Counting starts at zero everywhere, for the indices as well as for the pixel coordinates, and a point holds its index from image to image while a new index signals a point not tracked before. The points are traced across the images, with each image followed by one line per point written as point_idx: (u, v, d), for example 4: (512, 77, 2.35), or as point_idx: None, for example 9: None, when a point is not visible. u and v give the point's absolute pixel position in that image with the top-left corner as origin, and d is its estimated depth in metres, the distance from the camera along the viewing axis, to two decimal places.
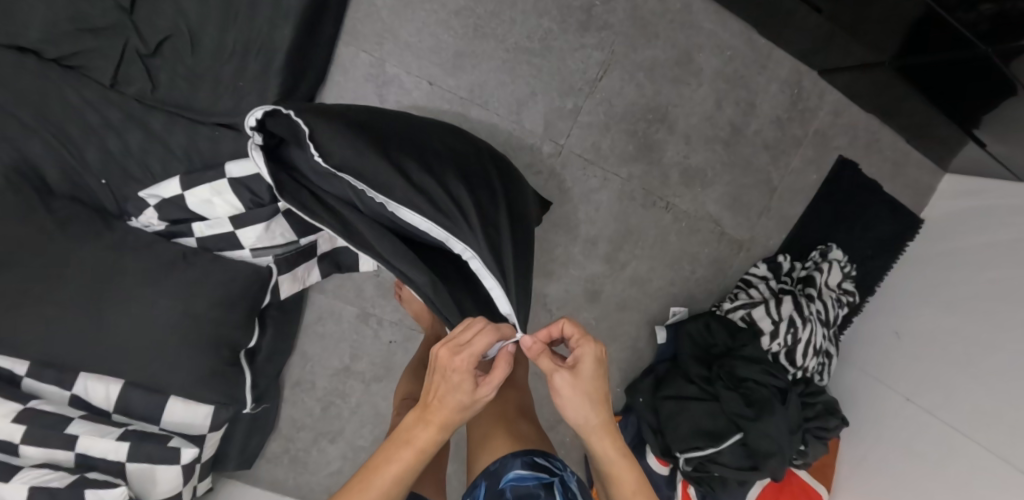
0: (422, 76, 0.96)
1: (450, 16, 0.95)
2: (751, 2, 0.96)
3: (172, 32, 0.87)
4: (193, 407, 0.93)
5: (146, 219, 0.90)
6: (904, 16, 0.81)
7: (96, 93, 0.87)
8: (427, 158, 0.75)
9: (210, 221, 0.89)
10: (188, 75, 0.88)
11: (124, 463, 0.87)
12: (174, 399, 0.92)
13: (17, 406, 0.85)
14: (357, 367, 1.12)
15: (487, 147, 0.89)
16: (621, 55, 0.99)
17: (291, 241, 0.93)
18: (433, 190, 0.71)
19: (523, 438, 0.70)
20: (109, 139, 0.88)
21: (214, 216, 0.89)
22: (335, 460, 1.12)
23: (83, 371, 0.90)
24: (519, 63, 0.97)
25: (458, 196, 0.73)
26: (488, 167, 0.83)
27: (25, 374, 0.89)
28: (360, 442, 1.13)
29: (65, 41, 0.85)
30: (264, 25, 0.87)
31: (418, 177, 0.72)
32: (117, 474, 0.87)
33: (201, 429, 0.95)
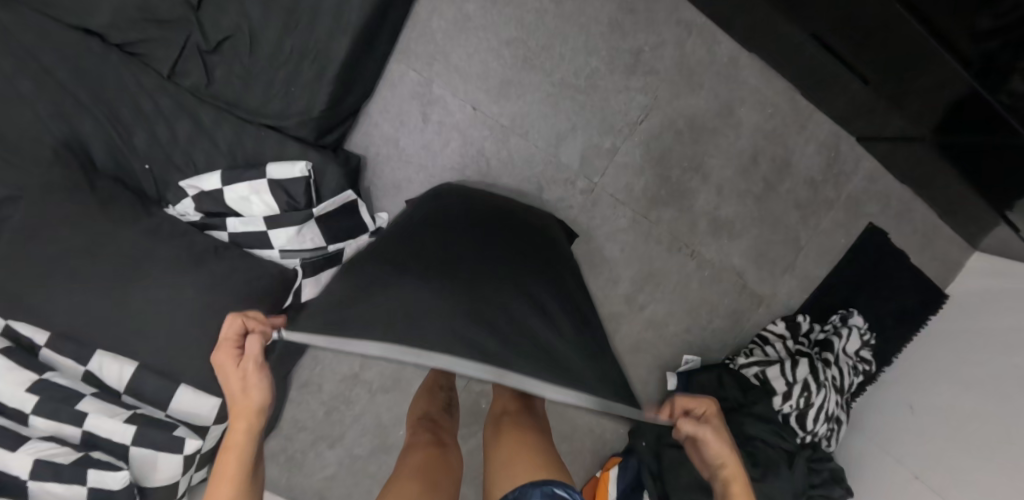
0: (467, 100, 0.98)
1: (501, 45, 0.97)
2: (799, 66, 0.97)
3: (234, 32, 0.87)
4: (201, 398, 0.90)
5: (181, 209, 0.92)
6: (948, 91, 0.79)
7: (153, 82, 0.90)
8: (448, 268, 0.59)
9: (243, 218, 0.92)
10: (242, 74, 0.89)
11: (127, 446, 0.88)
12: (183, 388, 0.89)
13: (34, 376, 0.87)
14: (365, 376, 1.12)
15: (531, 237, 0.77)
16: (664, 101, 1.00)
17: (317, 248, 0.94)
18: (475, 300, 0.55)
19: (544, 463, 0.69)
20: (159, 127, 0.91)
21: (248, 214, 0.91)
22: (330, 467, 1.13)
23: (100, 347, 0.88)
24: (564, 98, 0.99)
25: (504, 302, 0.57)
26: (522, 253, 0.70)
27: (43, 344, 0.90)
28: (357, 452, 1.13)
29: (130, 28, 0.88)
30: (322, 35, 0.87)
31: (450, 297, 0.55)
32: (119, 457, 0.87)
33: (206, 422, 0.93)
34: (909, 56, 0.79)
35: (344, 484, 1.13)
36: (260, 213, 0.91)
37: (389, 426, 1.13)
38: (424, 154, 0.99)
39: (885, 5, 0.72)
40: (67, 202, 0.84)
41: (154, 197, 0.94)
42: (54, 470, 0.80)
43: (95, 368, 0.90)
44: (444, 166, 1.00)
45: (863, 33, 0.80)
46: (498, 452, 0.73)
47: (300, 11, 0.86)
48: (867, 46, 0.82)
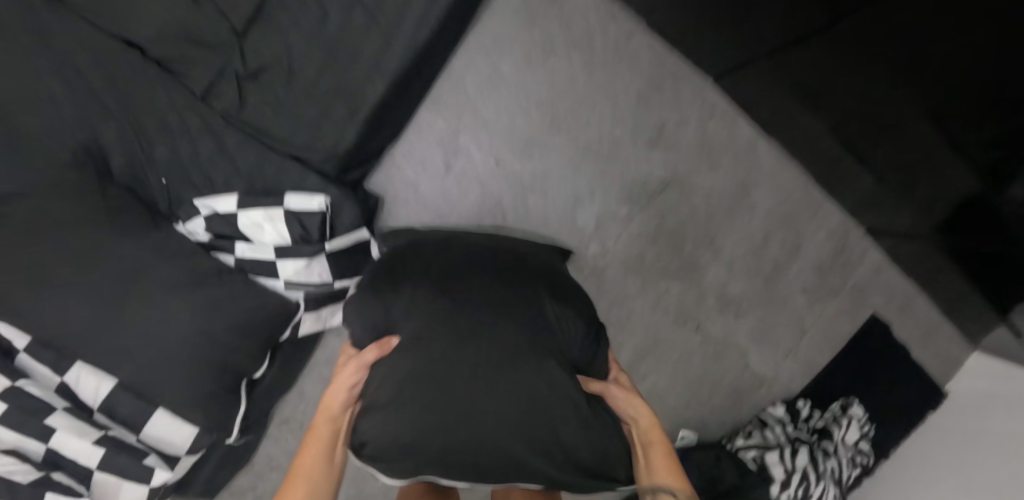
0: (491, 154, 1.00)
1: (530, 105, 1.00)
2: (813, 156, 1.00)
3: (273, 62, 0.88)
4: (178, 424, 0.88)
5: (190, 228, 0.91)
6: (954, 191, 0.80)
7: (184, 100, 0.90)
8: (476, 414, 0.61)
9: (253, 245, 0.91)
10: (276, 104, 0.90)
11: (93, 470, 0.83)
12: (162, 411, 0.87)
13: (4, 382, 0.82)
14: None
15: (514, 267, 0.75)
16: (682, 175, 1.03)
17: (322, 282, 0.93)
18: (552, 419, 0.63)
19: None
20: (180, 144, 0.91)
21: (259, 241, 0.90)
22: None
23: (77, 359, 0.87)
24: (585, 162, 1.01)
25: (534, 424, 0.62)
26: (519, 299, 0.70)
27: (22, 349, 0.86)
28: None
29: (171, 46, 0.89)
30: (359, 76, 0.89)
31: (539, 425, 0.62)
32: (83, 481, 0.83)
33: (178, 452, 0.89)
34: (920, 154, 0.80)
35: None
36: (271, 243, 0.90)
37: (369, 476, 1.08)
38: (442, 200, 1.00)
39: (898, 105, 0.74)
40: (77, 208, 0.83)
41: (165, 212, 0.92)
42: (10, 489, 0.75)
43: (71, 380, 0.87)
44: (461, 213, 1.00)
45: (875, 127, 0.82)
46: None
47: (342, 52, 0.88)
48: (881, 143, 0.84)
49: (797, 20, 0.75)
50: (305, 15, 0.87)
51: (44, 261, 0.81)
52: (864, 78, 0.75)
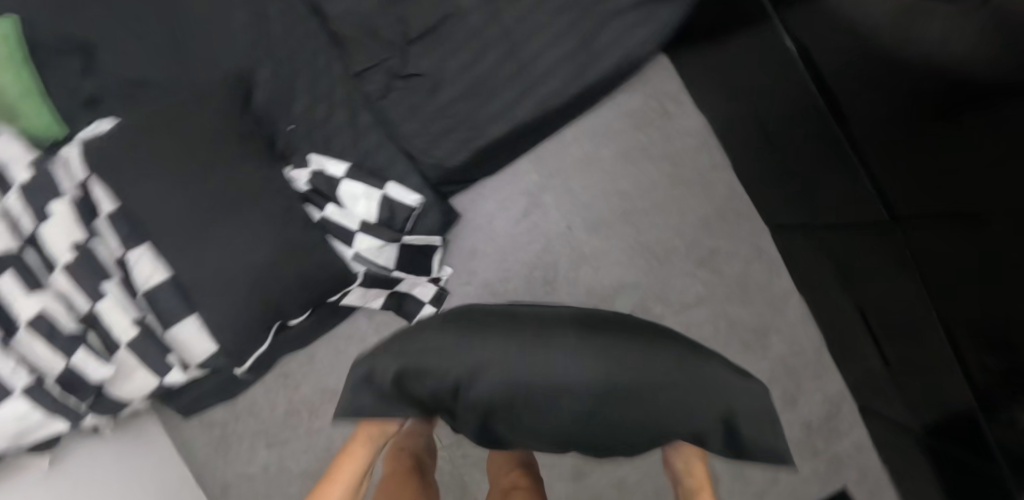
0: (565, 219, 1.08)
1: (614, 190, 1.08)
2: (834, 325, 1.05)
3: (425, 74, 1.01)
4: (202, 338, 0.94)
5: (297, 173, 0.99)
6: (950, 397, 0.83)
7: (341, 72, 1.02)
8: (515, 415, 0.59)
9: (341, 207, 0.98)
10: (412, 105, 1.01)
11: (120, 345, 0.87)
12: (194, 319, 0.93)
13: (78, 239, 0.89)
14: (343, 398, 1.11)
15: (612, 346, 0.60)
16: (720, 301, 1.09)
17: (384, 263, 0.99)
18: (702, 371, 0.58)
19: None
20: (318, 105, 1.02)
21: (345, 207, 0.97)
22: (259, 463, 1.12)
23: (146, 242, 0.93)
24: (639, 256, 1.08)
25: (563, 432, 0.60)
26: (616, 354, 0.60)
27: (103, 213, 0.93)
28: (289, 467, 1.12)
29: (350, 29, 1.02)
30: (489, 111, 1.00)
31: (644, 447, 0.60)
32: (105, 351, 0.86)
33: (191, 361, 0.96)
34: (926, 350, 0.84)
35: (259, 488, 1.12)
36: (358, 212, 0.98)
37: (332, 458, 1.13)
38: (508, 241, 1.08)
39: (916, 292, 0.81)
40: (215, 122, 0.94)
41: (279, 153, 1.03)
42: (50, 330, 0.79)
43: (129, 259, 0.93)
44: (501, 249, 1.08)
45: (892, 313, 0.88)
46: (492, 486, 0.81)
47: (484, 87, 1.00)
48: (890, 328, 0.90)
49: (857, 203, 0.85)
50: (469, 50, 1.01)
51: (167, 153, 0.91)
52: (888, 259, 0.84)
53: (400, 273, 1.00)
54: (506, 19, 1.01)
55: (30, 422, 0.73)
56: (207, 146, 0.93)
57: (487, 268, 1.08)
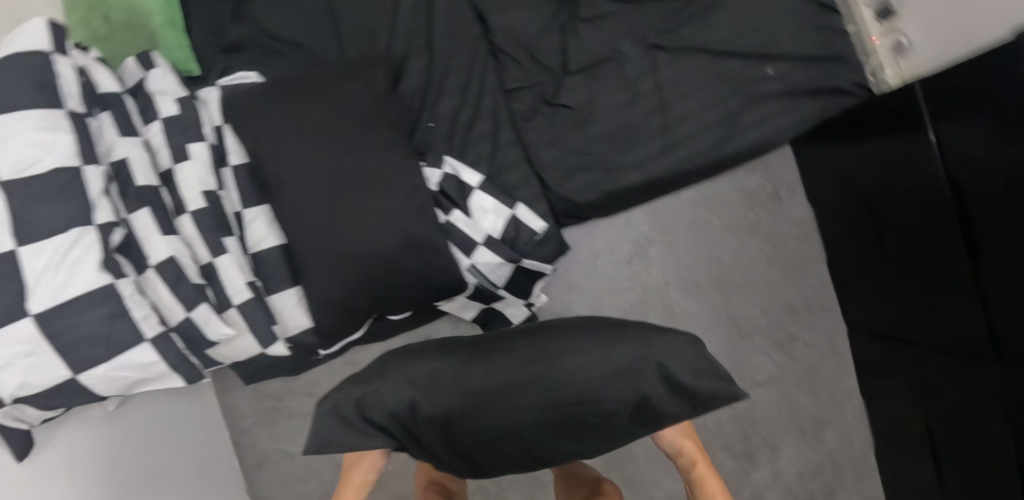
0: (665, 275, 1.11)
1: (716, 259, 1.11)
2: (890, 430, 1.08)
3: (574, 107, 1.03)
4: (298, 310, 0.92)
5: (432, 171, 0.98)
6: None
7: (492, 85, 1.03)
8: (490, 413, 0.53)
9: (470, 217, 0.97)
10: (556, 135, 1.03)
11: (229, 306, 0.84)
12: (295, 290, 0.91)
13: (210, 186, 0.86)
14: None
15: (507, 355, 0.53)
16: (787, 386, 1.13)
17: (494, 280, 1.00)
18: (559, 354, 0.52)
19: None
20: (464, 111, 1.02)
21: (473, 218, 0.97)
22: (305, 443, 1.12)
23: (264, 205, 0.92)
24: (725, 327, 1.11)
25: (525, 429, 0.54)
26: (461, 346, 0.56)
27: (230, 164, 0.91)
28: (334, 454, 1.12)
29: (511, 44, 1.03)
30: (627, 160, 1.03)
31: (579, 445, 0.56)
32: (216, 306, 0.84)
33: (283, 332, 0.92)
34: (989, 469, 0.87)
35: (299, 469, 1.12)
36: (485, 225, 0.98)
37: None
38: (606, 284, 1.10)
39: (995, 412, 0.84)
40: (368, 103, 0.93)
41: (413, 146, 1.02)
42: (177, 277, 0.76)
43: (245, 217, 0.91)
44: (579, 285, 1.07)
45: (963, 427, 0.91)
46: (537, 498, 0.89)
47: (628, 136, 1.03)
48: (955, 441, 0.93)
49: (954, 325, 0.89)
50: (620, 97, 1.03)
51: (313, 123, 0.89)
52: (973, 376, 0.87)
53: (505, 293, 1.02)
54: (663, 76, 1.04)
55: (147, 371, 0.69)
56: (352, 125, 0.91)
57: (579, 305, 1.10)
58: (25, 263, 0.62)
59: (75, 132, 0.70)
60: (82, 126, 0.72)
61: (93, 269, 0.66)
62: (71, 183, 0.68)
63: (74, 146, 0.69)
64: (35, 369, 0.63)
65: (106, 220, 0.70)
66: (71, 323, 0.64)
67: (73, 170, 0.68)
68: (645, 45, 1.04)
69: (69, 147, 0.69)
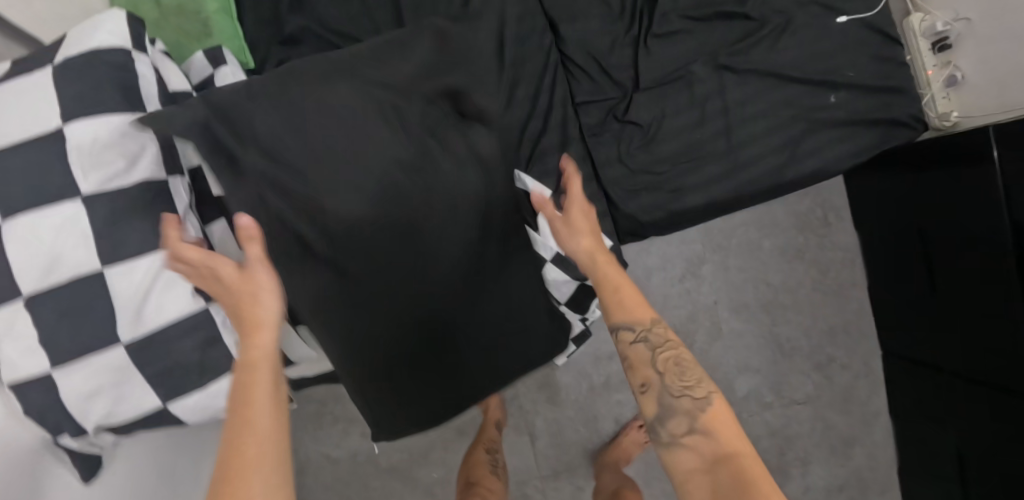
0: (716, 294, 1.12)
1: (764, 280, 1.13)
2: (920, 452, 1.12)
3: (643, 124, 1.01)
4: None
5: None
6: None
7: (562, 97, 1.01)
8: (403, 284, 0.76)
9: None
10: (624, 151, 1.01)
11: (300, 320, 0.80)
12: None
13: None
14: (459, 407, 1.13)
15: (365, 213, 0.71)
16: (822, 404, 1.17)
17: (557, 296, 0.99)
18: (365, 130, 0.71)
19: None
20: (533, 122, 1.00)
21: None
22: (349, 449, 1.12)
23: None
24: (768, 347, 1.14)
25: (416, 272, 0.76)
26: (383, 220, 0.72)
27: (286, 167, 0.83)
28: (377, 460, 1.12)
29: (583, 57, 1.01)
30: (692, 180, 1.02)
31: (439, 181, 0.74)
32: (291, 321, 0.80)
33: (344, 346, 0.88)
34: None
35: (342, 475, 1.12)
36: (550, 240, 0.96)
37: (426, 462, 1.12)
38: (659, 301, 1.11)
39: None
40: None
41: None
42: None
43: None
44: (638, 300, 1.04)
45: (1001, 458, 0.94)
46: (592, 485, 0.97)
47: (695, 156, 1.02)
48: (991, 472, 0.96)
49: (1011, 360, 0.91)
50: (688, 116, 1.02)
51: None
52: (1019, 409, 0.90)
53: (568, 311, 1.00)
54: (731, 97, 1.03)
55: None
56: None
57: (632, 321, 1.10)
58: (122, 285, 0.60)
59: (159, 140, 0.65)
60: (161, 133, 0.64)
61: (188, 292, 0.63)
62: (160, 197, 0.64)
63: (162, 156, 0.65)
64: (125, 397, 0.61)
65: (195, 239, 0.65)
66: (165, 347, 0.62)
67: (162, 182, 0.64)
68: (716, 64, 1.03)
69: (154, 157, 0.64)
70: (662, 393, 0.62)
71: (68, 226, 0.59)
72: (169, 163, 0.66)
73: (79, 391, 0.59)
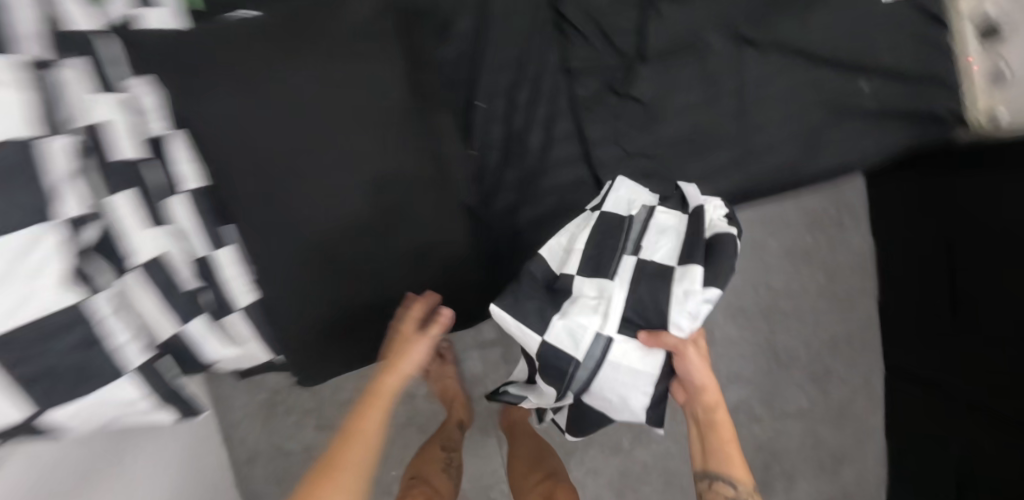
0: (710, 296, 1.02)
1: (765, 283, 1.03)
2: None
3: (645, 100, 0.88)
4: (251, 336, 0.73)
5: (699, 194, 0.70)
6: None
7: (553, 63, 0.86)
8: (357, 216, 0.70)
9: (668, 267, 0.65)
10: (621, 131, 0.88)
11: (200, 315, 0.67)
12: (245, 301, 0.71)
13: (198, 182, 0.68)
14: (421, 403, 1.04)
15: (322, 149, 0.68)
16: (814, 419, 1.07)
17: (605, 298, 0.64)
18: (315, 54, 0.68)
19: None
20: (518, 91, 0.86)
21: (649, 257, 0.66)
22: (304, 441, 1.07)
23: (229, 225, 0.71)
24: (762, 355, 1.05)
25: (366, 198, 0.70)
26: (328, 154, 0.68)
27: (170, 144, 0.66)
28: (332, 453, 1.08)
29: (582, 18, 0.87)
30: (698, 170, 0.90)
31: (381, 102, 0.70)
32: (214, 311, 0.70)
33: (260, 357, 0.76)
34: None
35: (297, 466, 1.07)
36: (629, 277, 0.65)
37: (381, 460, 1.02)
38: None
39: None
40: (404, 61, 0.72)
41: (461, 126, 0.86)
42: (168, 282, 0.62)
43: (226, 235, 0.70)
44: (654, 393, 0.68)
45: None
46: (522, 467, 0.91)
47: (702, 140, 0.90)
48: None
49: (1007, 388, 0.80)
50: (698, 94, 0.89)
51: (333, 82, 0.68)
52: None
53: (618, 336, 0.64)
54: (748, 76, 0.90)
55: (132, 408, 0.58)
56: (404, 109, 0.71)
57: (628, 412, 0.69)
58: None
59: (34, 87, 0.52)
60: (39, 80, 0.54)
61: (62, 285, 0.50)
62: (26, 162, 0.49)
63: (29, 109, 0.51)
64: None
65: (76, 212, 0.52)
66: (26, 354, 0.48)
67: (27, 143, 0.50)
68: (734, 37, 0.89)
69: (26, 108, 0.50)
70: None
71: None
72: (43, 119, 0.52)
73: None
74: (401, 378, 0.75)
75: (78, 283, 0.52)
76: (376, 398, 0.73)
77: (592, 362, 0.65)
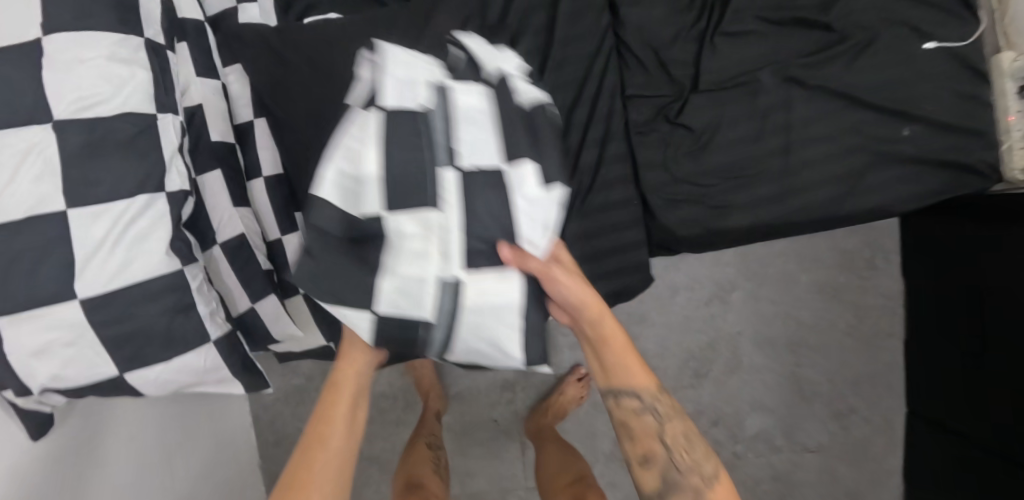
0: (740, 325, 1.05)
1: (794, 316, 1.05)
2: None
3: (696, 129, 0.92)
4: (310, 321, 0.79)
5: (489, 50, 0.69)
6: None
7: (611, 87, 0.90)
8: None
9: (498, 170, 0.57)
10: (672, 156, 0.91)
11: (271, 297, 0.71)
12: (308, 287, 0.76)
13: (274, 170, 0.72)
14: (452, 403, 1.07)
15: None
16: (832, 455, 1.08)
17: (441, 231, 0.52)
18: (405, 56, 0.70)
19: None
20: (576, 110, 0.90)
21: (465, 160, 0.55)
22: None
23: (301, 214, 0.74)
24: (785, 386, 1.07)
25: None
26: None
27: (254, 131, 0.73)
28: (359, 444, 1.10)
29: (642, 47, 0.91)
30: (741, 200, 0.93)
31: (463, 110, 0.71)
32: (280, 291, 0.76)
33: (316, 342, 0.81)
34: None
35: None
36: (461, 198, 0.53)
37: None
38: (680, 322, 1.04)
39: None
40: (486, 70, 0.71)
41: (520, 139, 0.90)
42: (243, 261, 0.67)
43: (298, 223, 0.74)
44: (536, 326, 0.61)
45: None
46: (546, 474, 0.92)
47: (747, 172, 0.93)
48: None
49: None
50: (747, 127, 0.92)
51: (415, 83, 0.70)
52: None
53: (467, 275, 0.54)
54: (796, 114, 0.93)
55: (208, 375, 0.61)
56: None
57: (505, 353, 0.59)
58: (78, 232, 0.52)
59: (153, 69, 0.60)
60: (155, 66, 0.61)
61: (162, 258, 0.56)
62: (144, 134, 0.57)
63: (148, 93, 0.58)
64: (75, 361, 0.53)
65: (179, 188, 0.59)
66: (125, 313, 0.53)
67: (147, 121, 0.57)
68: (785, 76, 0.93)
69: (142, 88, 0.58)
70: (666, 470, 0.68)
71: (21, 156, 0.51)
72: (159, 99, 0.59)
73: (23, 347, 0.50)
74: (353, 401, 0.66)
75: (177, 253, 0.57)
76: (323, 421, 0.64)
77: (446, 316, 0.55)
